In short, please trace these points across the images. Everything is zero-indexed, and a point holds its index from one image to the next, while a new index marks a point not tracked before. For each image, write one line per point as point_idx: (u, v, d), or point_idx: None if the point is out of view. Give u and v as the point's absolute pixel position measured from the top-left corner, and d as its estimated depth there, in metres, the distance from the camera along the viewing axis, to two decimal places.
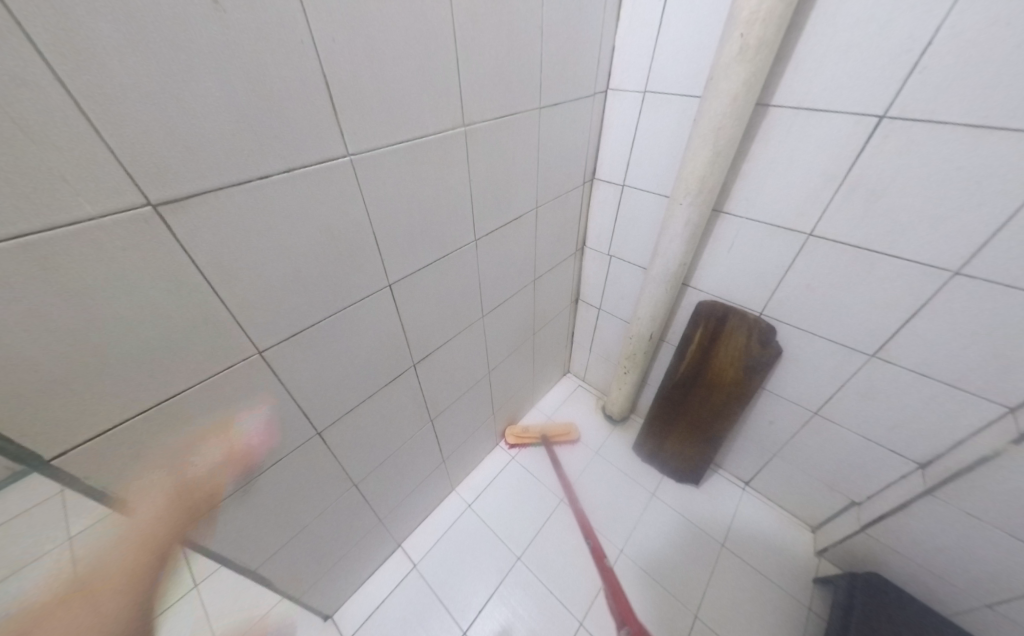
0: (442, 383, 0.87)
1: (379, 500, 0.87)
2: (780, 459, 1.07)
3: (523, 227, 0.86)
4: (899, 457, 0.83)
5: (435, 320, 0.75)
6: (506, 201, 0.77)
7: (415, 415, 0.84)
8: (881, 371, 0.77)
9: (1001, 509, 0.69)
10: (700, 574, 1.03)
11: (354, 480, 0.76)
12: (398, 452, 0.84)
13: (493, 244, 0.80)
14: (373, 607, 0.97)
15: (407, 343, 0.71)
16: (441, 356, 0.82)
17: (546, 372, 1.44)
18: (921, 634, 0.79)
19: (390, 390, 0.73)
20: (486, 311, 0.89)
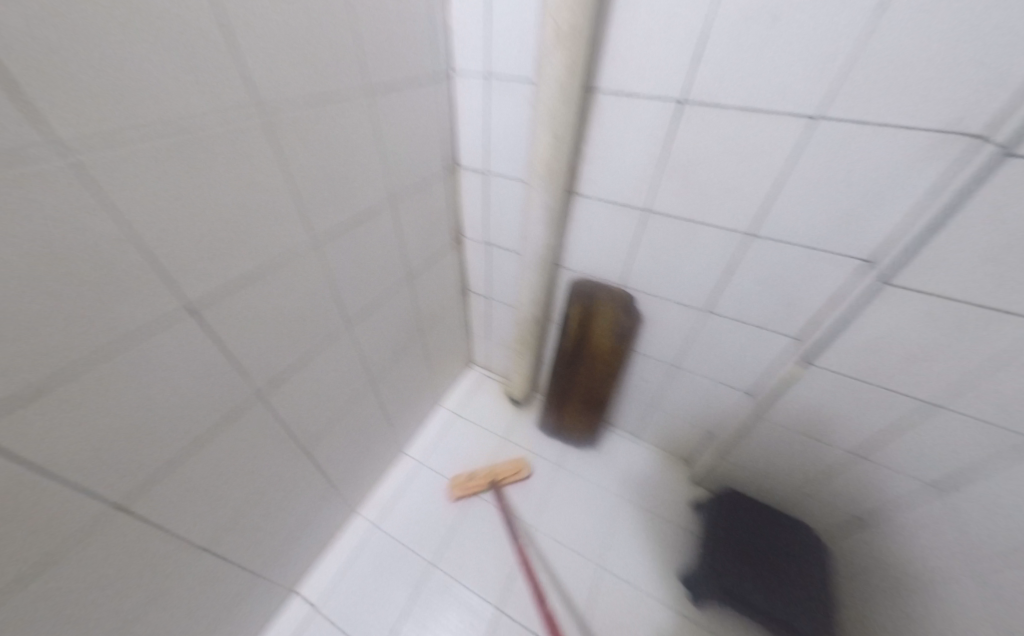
0: (315, 407, 0.77)
1: (248, 557, 0.74)
2: (658, 410, 1.21)
3: (381, 223, 0.78)
4: (735, 391, 1.00)
5: (283, 341, 0.63)
6: (350, 196, 0.67)
7: (284, 452, 0.72)
8: (714, 323, 0.90)
9: (800, 417, 0.88)
10: (604, 528, 1.12)
11: (207, 545, 0.63)
12: (269, 498, 0.73)
13: (345, 245, 0.70)
14: None
15: (246, 375, 0.58)
16: (307, 380, 0.72)
17: (445, 368, 1.40)
18: (759, 529, 1.01)
19: (234, 435, 0.60)
20: (354, 318, 0.79)
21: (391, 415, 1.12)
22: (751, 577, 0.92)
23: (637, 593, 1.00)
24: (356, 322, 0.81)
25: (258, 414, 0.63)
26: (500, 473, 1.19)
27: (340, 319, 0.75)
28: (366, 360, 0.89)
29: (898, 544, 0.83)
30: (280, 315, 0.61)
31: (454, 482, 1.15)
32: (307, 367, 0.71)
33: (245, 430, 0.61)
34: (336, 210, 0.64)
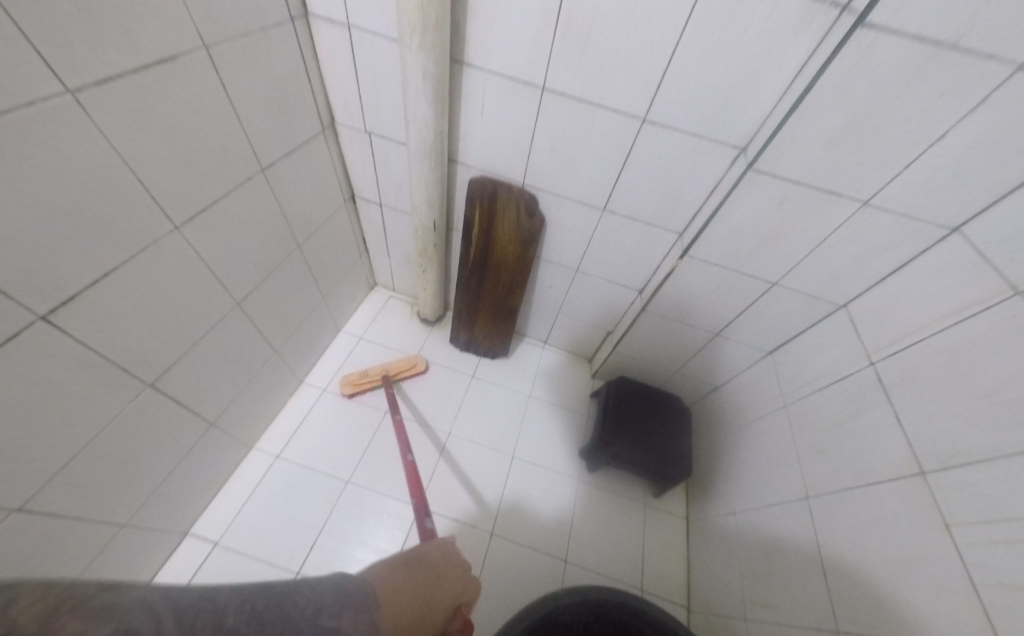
0: (161, 335, 0.63)
1: (104, 509, 0.64)
2: (563, 315, 1.27)
3: (209, 86, 0.57)
4: (628, 289, 1.08)
5: (71, 243, 0.45)
6: (139, 26, 0.44)
7: (123, 391, 0.59)
8: (611, 222, 0.92)
9: (677, 305, 1.00)
10: (515, 425, 1.22)
11: (31, 506, 0.51)
12: (118, 443, 0.61)
13: (148, 109, 0.49)
14: None
15: (16, 295, 0.41)
16: (137, 303, 0.56)
17: (342, 289, 1.26)
18: (641, 403, 1.19)
19: (24, 375, 0.44)
20: (188, 220, 0.60)
21: (276, 343, 0.99)
22: (631, 441, 1.10)
23: (543, 471, 1.14)
24: (200, 228, 0.63)
25: (62, 347, 0.48)
26: (392, 367, 1.21)
27: (165, 220, 0.56)
28: (225, 277, 0.73)
29: (738, 399, 1.05)
30: (54, 213, 0.42)
31: (343, 380, 1.15)
32: (131, 285, 0.54)
33: (47, 367, 0.47)
34: (108, 58, 0.42)
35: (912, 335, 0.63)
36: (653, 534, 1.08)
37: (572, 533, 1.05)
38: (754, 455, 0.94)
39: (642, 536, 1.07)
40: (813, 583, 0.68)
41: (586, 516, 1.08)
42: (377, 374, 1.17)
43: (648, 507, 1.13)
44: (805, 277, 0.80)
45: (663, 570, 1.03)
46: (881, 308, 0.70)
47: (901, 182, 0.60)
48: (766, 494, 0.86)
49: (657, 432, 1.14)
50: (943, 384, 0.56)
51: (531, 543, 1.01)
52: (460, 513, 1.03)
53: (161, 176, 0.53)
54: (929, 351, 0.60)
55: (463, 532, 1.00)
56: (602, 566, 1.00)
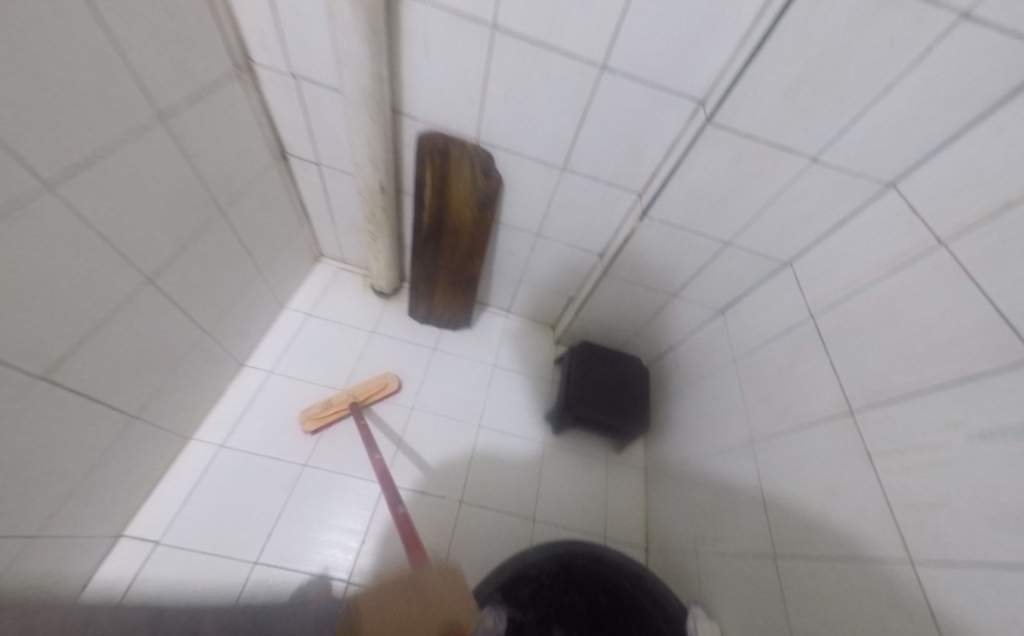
0: (51, 319, 0.52)
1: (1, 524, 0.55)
2: (525, 283, 1.25)
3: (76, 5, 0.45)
4: (588, 253, 1.07)
5: None
6: None
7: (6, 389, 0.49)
8: (571, 182, 0.89)
9: (637, 269, 1.00)
10: (480, 395, 1.22)
11: None
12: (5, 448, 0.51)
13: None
14: None
15: None
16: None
17: (281, 261, 1.14)
18: (603, 366, 1.22)
19: None
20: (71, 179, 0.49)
21: (206, 324, 0.88)
22: (594, 404, 1.13)
23: (510, 439, 1.15)
24: (89, 186, 0.52)
25: None
26: (360, 391, 1.07)
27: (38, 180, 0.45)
28: (128, 249, 0.62)
29: (692, 356, 1.10)
30: None
31: (304, 415, 1.00)
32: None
33: None
34: None
35: (848, 288, 0.67)
36: (615, 488, 1.14)
37: (540, 494, 1.07)
38: (705, 408, 1.00)
39: (604, 490, 1.12)
40: (756, 518, 0.74)
41: (552, 477, 1.11)
42: (343, 402, 1.03)
43: (610, 463, 1.18)
44: (755, 236, 0.82)
45: (624, 518, 1.09)
46: (823, 264, 0.75)
47: (847, 138, 0.61)
48: (716, 442, 0.92)
49: (618, 393, 1.17)
50: (872, 333, 0.60)
51: (500, 507, 1.03)
52: (428, 485, 1.02)
53: (20, 121, 0.42)
54: (861, 302, 0.64)
55: (431, 504, 1.00)
56: (568, 521, 1.05)
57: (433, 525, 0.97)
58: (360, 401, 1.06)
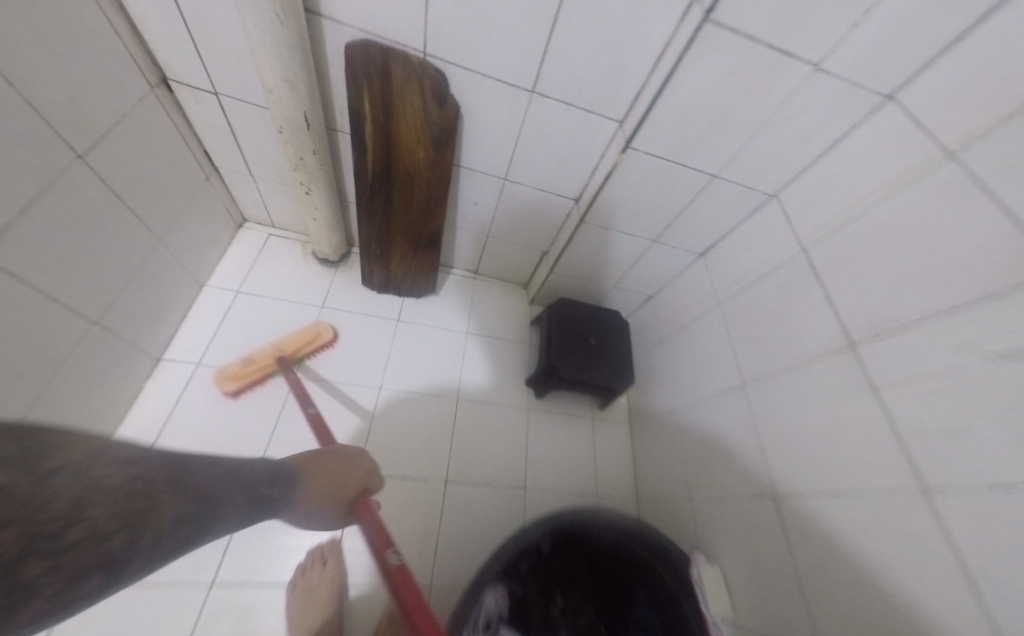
0: None
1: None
2: (493, 238, 1.13)
3: None
4: (563, 199, 0.96)
5: None
6: None
7: None
8: (541, 109, 0.75)
9: (619, 214, 0.92)
10: (454, 364, 1.12)
11: None
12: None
13: None
14: None
15: None
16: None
17: (189, 226, 0.93)
18: (582, 322, 1.15)
19: None
20: None
21: (88, 311, 0.69)
22: (575, 362, 1.08)
23: (489, 407, 1.08)
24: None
25: None
26: (287, 345, 0.95)
27: None
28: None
29: (673, 304, 1.07)
30: None
31: (221, 377, 0.88)
32: None
33: None
34: None
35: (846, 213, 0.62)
36: (602, 444, 1.12)
37: (528, 461, 1.03)
38: (688, 355, 0.98)
39: (592, 447, 1.10)
40: (750, 461, 0.73)
41: (539, 441, 1.06)
42: (266, 359, 0.91)
43: (595, 419, 1.16)
44: (743, 168, 0.76)
45: (613, 473, 1.08)
46: (814, 196, 0.69)
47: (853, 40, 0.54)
48: (704, 389, 0.90)
49: (599, 348, 1.12)
50: (869, 257, 0.57)
51: (488, 480, 0.97)
52: (406, 467, 0.93)
53: None
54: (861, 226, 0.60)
55: (413, 486, 0.91)
56: (557, 484, 1.01)
57: (416, 508, 0.89)
58: (289, 354, 0.94)
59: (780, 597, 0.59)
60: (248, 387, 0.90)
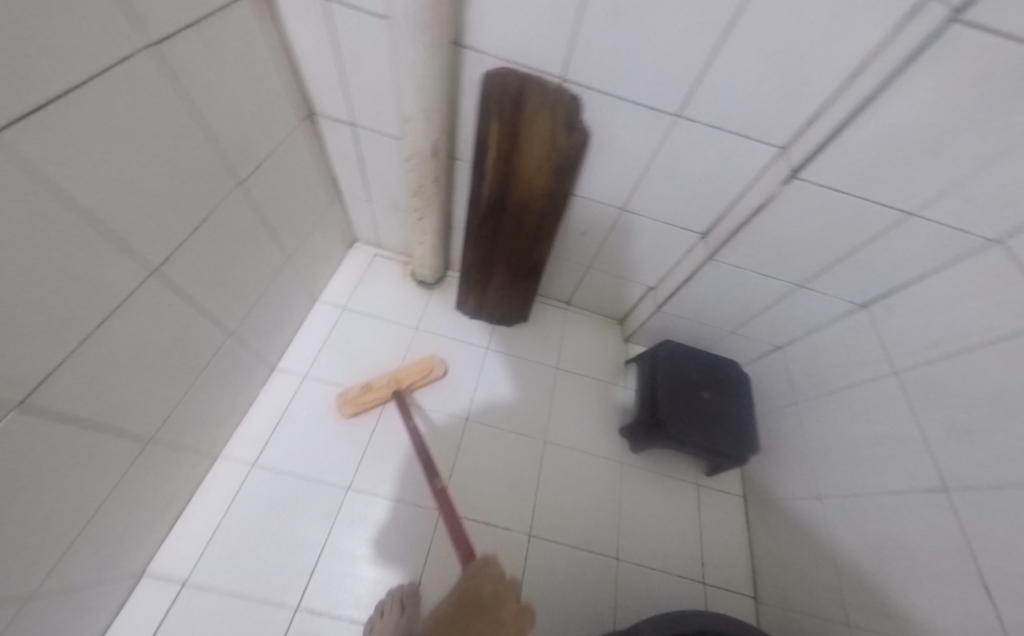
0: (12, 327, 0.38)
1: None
2: (595, 269, 1.06)
3: None
4: (686, 232, 0.86)
5: None
6: None
7: None
8: (684, 133, 0.68)
9: (760, 253, 0.79)
10: (543, 401, 1.05)
11: None
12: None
13: None
14: None
15: None
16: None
17: (313, 246, 1.00)
18: (691, 368, 1.01)
19: None
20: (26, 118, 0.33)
21: (230, 324, 0.76)
22: (684, 415, 0.93)
23: (579, 453, 0.98)
24: (53, 136, 0.36)
25: None
26: (404, 377, 0.96)
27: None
28: (121, 233, 0.48)
29: (812, 362, 0.88)
30: None
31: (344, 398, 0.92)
32: None
33: None
34: None
35: None
36: (710, 518, 0.95)
37: (621, 524, 0.90)
38: (840, 428, 0.79)
39: (697, 520, 0.94)
40: (957, 600, 0.54)
41: (633, 503, 0.93)
42: (382, 388, 0.93)
43: (700, 486, 0.99)
44: (949, 204, 0.57)
45: (723, 557, 0.90)
46: None
47: None
48: (868, 477, 0.71)
49: (712, 401, 0.97)
50: None
51: (575, 542, 0.86)
52: (490, 511, 0.87)
53: None
54: None
55: (497, 537, 0.84)
56: (655, 561, 0.87)
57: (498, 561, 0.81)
58: (402, 386, 0.96)
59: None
60: (362, 411, 0.93)
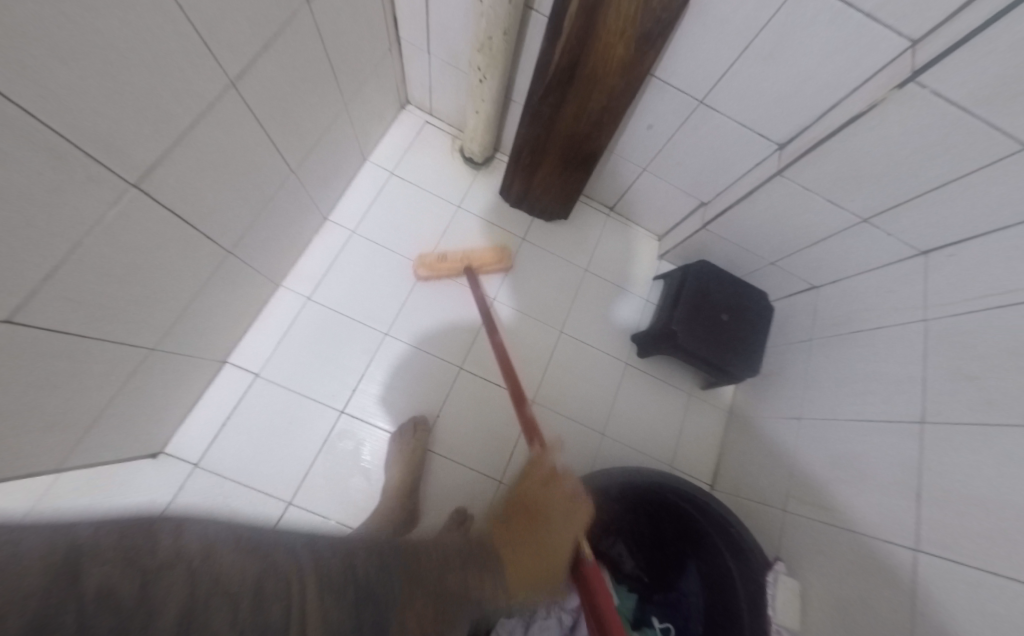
0: (132, 110, 0.43)
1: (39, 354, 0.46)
2: (650, 172, 1.01)
3: None
4: (762, 141, 0.80)
5: None
6: None
7: (97, 183, 0.43)
8: (801, 8, 0.58)
9: (833, 176, 0.74)
10: (567, 297, 1.10)
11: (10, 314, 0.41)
12: (107, 256, 0.49)
13: None
14: (185, 475, 0.79)
15: None
16: (69, 34, 0.34)
17: (368, 98, 0.97)
18: (719, 291, 1.03)
19: None
20: None
21: (292, 161, 0.79)
22: (699, 330, 0.98)
23: (592, 348, 1.07)
24: None
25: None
26: (478, 260, 1.02)
27: None
28: (211, 39, 0.49)
29: (842, 303, 0.89)
30: None
31: (421, 262, 0.99)
32: None
33: None
34: None
35: None
36: (694, 422, 1.06)
37: (614, 411, 1.02)
38: (845, 366, 0.83)
39: (682, 421, 1.05)
40: (896, 507, 0.63)
41: (629, 396, 1.05)
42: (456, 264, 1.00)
43: (693, 396, 1.08)
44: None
45: (696, 453, 1.04)
46: None
47: None
48: (851, 408, 0.78)
49: (730, 325, 1.00)
50: None
51: (572, 415, 1.00)
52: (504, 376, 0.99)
53: None
54: None
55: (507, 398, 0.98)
56: (636, 444, 1.01)
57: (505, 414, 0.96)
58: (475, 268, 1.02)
59: (872, 611, 0.61)
60: (434, 276, 1.02)
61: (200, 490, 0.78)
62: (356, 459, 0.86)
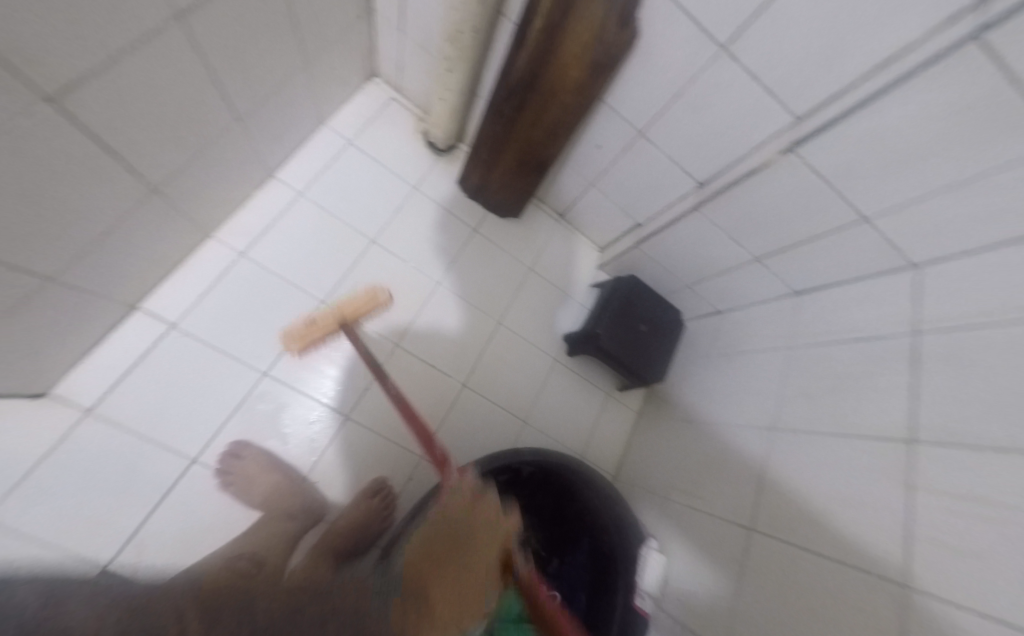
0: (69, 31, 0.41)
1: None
2: (597, 188, 1.10)
3: None
4: (687, 177, 0.92)
5: None
6: None
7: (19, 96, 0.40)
8: (720, 71, 0.69)
9: (737, 217, 0.87)
10: (509, 292, 1.16)
11: None
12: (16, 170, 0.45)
13: None
14: (62, 433, 0.71)
15: None
16: None
17: (332, 61, 0.95)
18: (642, 304, 1.15)
19: None
20: None
21: (239, 109, 0.76)
22: (620, 336, 1.09)
23: (526, 343, 1.14)
24: None
25: None
26: (349, 307, 0.82)
27: None
28: None
29: (735, 328, 1.04)
30: None
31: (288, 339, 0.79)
32: None
33: None
34: None
35: (979, 313, 0.55)
36: (607, 420, 1.17)
37: (538, 401, 1.10)
38: (730, 380, 0.98)
39: (597, 416, 1.16)
40: (747, 495, 0.76)
41: (553, 390, 1.13)
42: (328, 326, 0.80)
43: (609, 396, 1.20)
44: (901, 218, 0.65)
45: (605, 447, 1.15)
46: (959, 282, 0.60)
47: None
48: (729, 414, 0.92)
49: (646, 335, 1.12)
50: (972, 354, 0.54)
51: (498, 402, 1.06)
52: (438, 356, 1.03)
53: None
54: (983, 331, 0.54)
55: (436, 379, 1.01)
56: (553, 433, 1.09)
57: (434, 394, 1.00)
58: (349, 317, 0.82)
59: (715, 576, 0.73)
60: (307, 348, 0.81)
61: (91, 439, 0.73)
62: (275, 422, 0.85)
